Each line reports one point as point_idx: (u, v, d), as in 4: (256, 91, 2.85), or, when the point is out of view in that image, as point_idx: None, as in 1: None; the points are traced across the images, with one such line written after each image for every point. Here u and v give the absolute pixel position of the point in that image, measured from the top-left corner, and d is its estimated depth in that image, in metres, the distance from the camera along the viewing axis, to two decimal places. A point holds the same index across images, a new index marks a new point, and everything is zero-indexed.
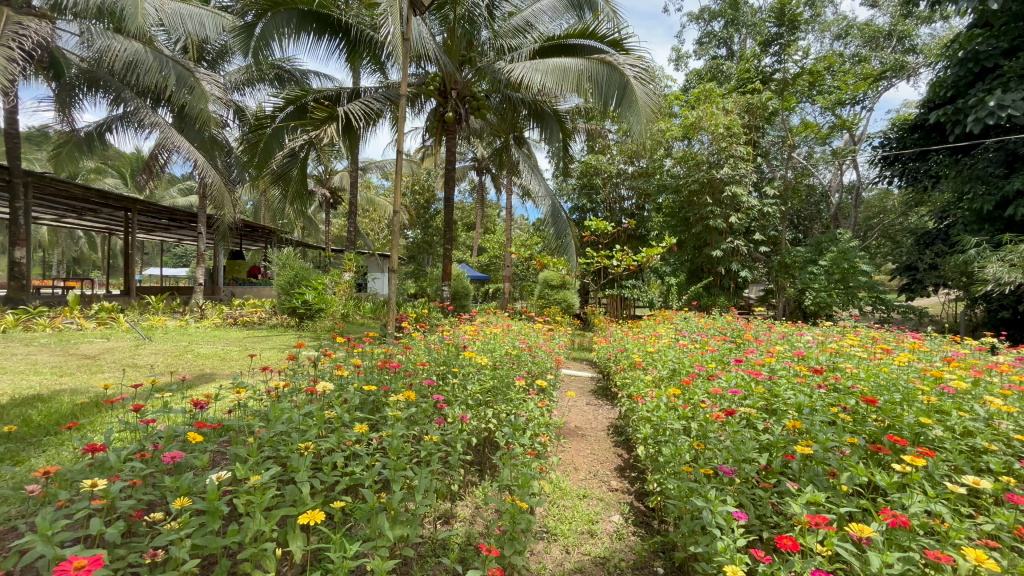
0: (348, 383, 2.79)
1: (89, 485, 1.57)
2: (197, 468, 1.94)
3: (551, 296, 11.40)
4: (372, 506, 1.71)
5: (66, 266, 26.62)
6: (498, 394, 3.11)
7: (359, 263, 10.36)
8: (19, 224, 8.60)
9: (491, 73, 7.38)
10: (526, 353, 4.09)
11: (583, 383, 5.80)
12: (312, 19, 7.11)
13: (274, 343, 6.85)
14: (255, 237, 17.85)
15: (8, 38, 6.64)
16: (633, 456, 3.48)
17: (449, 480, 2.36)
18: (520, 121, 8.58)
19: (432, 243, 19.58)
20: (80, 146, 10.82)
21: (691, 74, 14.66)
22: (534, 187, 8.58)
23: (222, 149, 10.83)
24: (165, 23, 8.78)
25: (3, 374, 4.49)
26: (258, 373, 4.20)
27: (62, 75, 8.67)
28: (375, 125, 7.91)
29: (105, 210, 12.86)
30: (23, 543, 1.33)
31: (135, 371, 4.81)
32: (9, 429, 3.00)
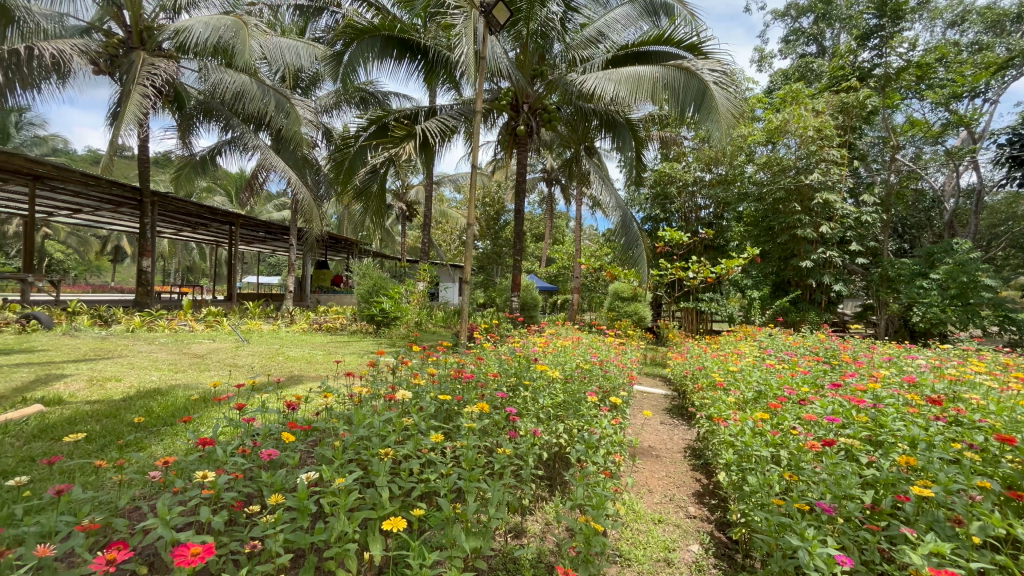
0: (423, 391, 2.88)
1: (201, 476, 1.74)
2: (289, 466, 2.09)
3: (621, 308, 11.12)
4: (447, 515, 1.74)
5: (180, 273, 30.18)
6: (570, 408, 3.07)
7: (432, 273, 10.75)
8: (146, 237, 9.84)
9: (562, 85, 7.41)
10: (597, 367, 4.00)
11: (656, 401, 5.57)
12: (393, 43, 7.54)
13: (354, 348, 7.26)
14: (339, 248, 19.16)
15: (143, 78, 7.67)
16: (713, 482, 3.28)
17: (520, 495, 2.34)
18: (591, 131, 8.53)
19: (502, 254, 19.93)
20: (195, 168, 12.23)
21: (776, 75, 13.83)
22: (604, 197, 8.46)
23: (312, 167, 11.74)
24: (268, 56, 9.73)
25: (131, 369, 5.15)
26: (340, 378, 4.47)
27: (184, 107, 9.86)
28: (450, 140, 8.20)
29: (214, 225, 14.42)
30: (149, 525, 1.50)
31: (236, 370, 5.31)
32: (135, 418, 3.41)
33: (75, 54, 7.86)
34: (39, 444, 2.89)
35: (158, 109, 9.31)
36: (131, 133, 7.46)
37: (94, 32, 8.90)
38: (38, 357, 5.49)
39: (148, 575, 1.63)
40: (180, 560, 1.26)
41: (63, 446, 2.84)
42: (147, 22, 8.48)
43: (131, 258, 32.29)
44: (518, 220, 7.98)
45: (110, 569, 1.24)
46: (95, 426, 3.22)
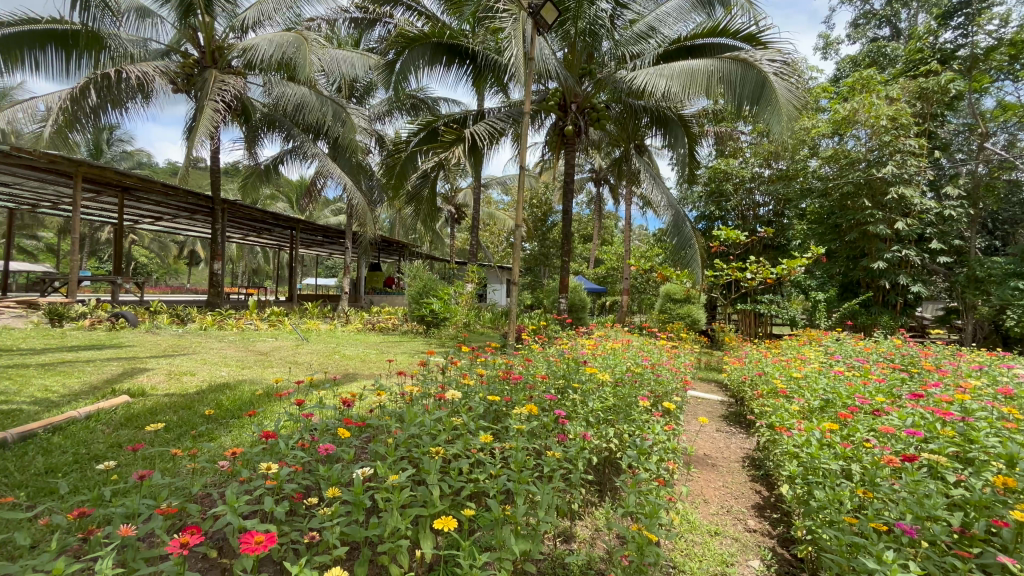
0: (472, 391, 2.90)
1: (265, 467, 1.83)
2: (345, 460, 2.16)
3: (674, 310, 10.77)
4: (497, 517, 1.74)
5: (247, 275, 32.21)
6: (620, 413, 2.99)
7: (480, 274, 10.86)
8: (217, 241, 10.56)
9: (611, 84, 7.31)
10: (648, 371, 3.88)
11: (711, 407, 5.33)
12: (443, 50, 7.70)
13: (406, 348, 7.45)
14: (391, 251, 19.77)
15: (215, 94, 8.24)
16: (775, 495, 3.10)
17: (570, 498, 2.31)
18: (641, 129, 8.33)
19: (550, 255, 19.85)
20: (260, 176, 13.01)
21: (843, 61, 12.95)
22: (655, 196, 8.23)
23: (366, 173, 12.19)
24: (326, 68, 10.21)
25: (205, 364, 5.54)
26: (393, 377, 4.61)
27: (251, 120, 10.53)
28: (497, 143, 8.27)
29: (277, 230, 15.29)
30: (218, 512, 1.59)
31: (297, 367, 5.59)
32: (206, 411, 3.66)
33: (157, 75, 8.56)
34: (126, 432, 3.16)
35: (228, 123, 9.98)
36: (205, 145, 8.03)
37: (173, 54, 9.66)
38: (125, 352, 6.01)
39: (219, 558, 1.74)
40: (245, 546, 1.32)
41: (146, 434, 3.09)
42: (218, 42, 9.12)
43: (204, 262, 34.81)
44: (566, 221, 7.88)
45: (184, 551, 1.31)
46: (173, 417, 3.48)
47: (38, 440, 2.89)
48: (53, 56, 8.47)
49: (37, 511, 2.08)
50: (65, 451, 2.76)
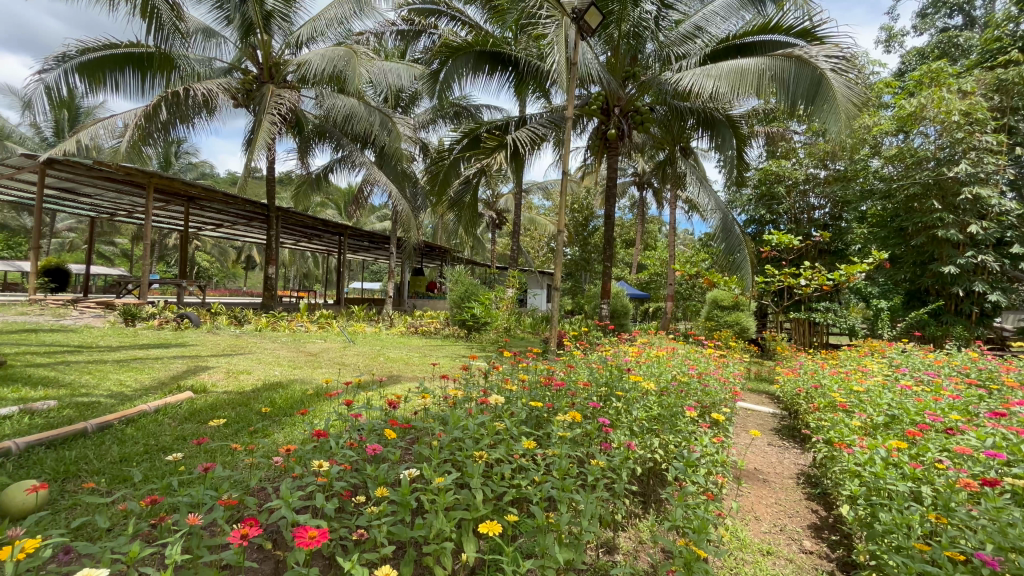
0: (515, 397, 2.91)
1: (316, 465, 1.90)
2: (390, 461, 2.21)
3: (721, 317, 10.41)
4: (541, 523, 1.73)
5: (298, 279, 33.76)
6: (666, 422, 2.90)
7: (521, 279, 10.91)
8: (272, 247, 11.11)
9: (656, 86, 7.18)
10: (695, 380, 3.76)
11: (762, 420, 5.10)
12: (485, 58, 7.83)
13: (448, 352, 7.56)
14: (434, 256, 20.17)
15: (272, 107, 8.72)
16: (834, 515, 2.92)
17: (613, 509, 2.26)
18: (687, 131, 8.14)
19: (591, 260, 19.67)
20: (312, 184, 13.62)
21: (908, 54, 12.18)
22: (702, 200, 7.99)
23: (411, 181, 12.51)
24: (374, 79, 10.58)
25: (260, 364, 5.85)
26: (436, 380, 4.70)
27: (304, 131, 11.06)
28: (539, 149, 8.29)
29: (326, 236, 15.92)
30: (274, 506, 1.66)
31: (344, 368, 5.81)
32: (261, 408, 3.85)
33: (220, 92, 9.15)
34: (189, 425, 3.37)
35: (283, 134, 10.53)
36: (262, 156, 8.50)
37: (234, 71, 10.27)
38: (189, 350, 6.43)
39: (273, 550, 1.82)
40: (300, 540, 1.38)
41: (208, 429, 3.28)
42: (275, 59, 9.64)
43: (259, 266, 36.76)
44: (608, 226, 7.76)
45: (244, 541, 1.38)
46: (231, 413, 3.69)
47: (114, 431, 3.13)
48: (129, 77, 9.19)
49: (113, 497, 2.25)
50: (136, 442, 2.97)
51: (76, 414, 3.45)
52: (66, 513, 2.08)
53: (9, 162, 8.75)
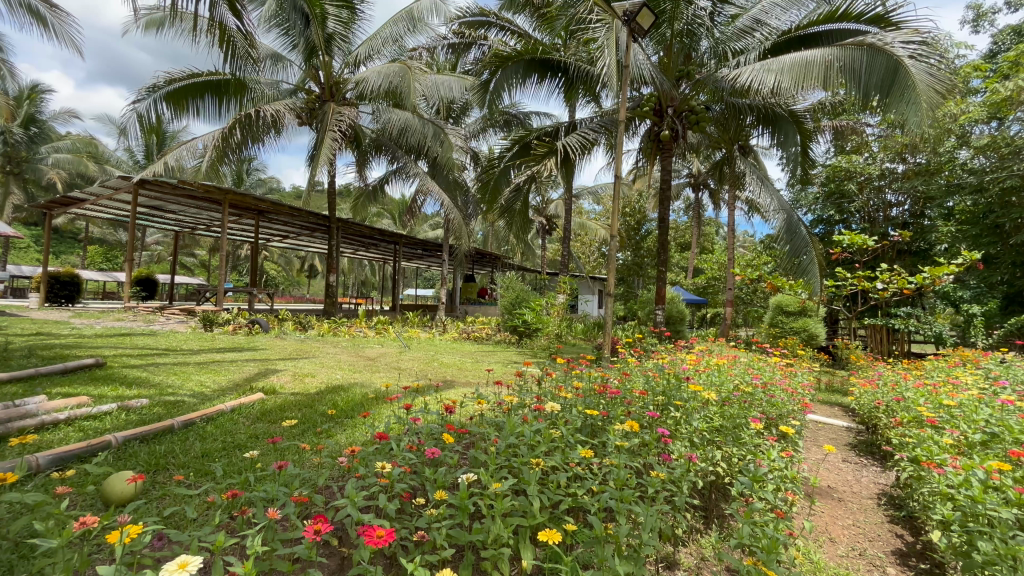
0: (569, 404, 2.89)
1: (379, 467, 1.97)
2: (448, 465, 2.26)
3: (786, 324, 9.86)
4: (598, 534, 1.70)
5: (356, 286, 35.28)
6: (728, 434, 2.78)
7: (572, 285, 10.85)
8: (333, 256, 11.66)
9: (712, 84, 6.96)
10: (760, 391, 3.58)
11: (835, 434, 4.76)
12: (535, 66, 7.88)
13: (499, 358, 7.63)
14: (485, 263, 20.45)
15: (333, 124, 9.22)
16: (923, 542, 2.66)
17: (674, 523, 2.17)
18: (746, 129, 7.82)
19: (644, 265, 19.21)
20: (370, 196, 14.22)
21: (1001, 33, 11.04)
22: (763, 200, 7.59)
23: (462, 189, 12.79)
24: (427, 92, 10.93)
25: (324, 368, 6.16)
26: (490, 386, 4.76)
27: (361, 145, 11.60)
28: (590, 153, 8.22)
29: (382, 245, 16.53)
30: (341, 504, 1.74)
31: (401, 373, 6.01)
32: (326, 410, 4.05)
33: (287, 112, 9.78)
34: (261, 425, 3.61)
35: (343, 149, 11.09)
36: (324, 170, 8.99)
37: (299, 91, 10.94)
38: (259, 354, 6.88)
39: (338, 546, 1.90)
40: (368, 537, 1.44)
41: (278, 428, 3.49)
42: (336, 78, 10.20)
43: (321, 275, 38.75)
44: (663, 229, 7.53)
45: (317, 536, 1.46)
46: (298, 414, 3.91)
47: (197, 428, 3.41)
48: (209, 102, 10.01)
49: (196, 490, 2.44)
50: (215, 439, 3.21)
51: (164, 411, 3.78)
52: (158, 502, 2.27)
53: (109, 184, 9.79)
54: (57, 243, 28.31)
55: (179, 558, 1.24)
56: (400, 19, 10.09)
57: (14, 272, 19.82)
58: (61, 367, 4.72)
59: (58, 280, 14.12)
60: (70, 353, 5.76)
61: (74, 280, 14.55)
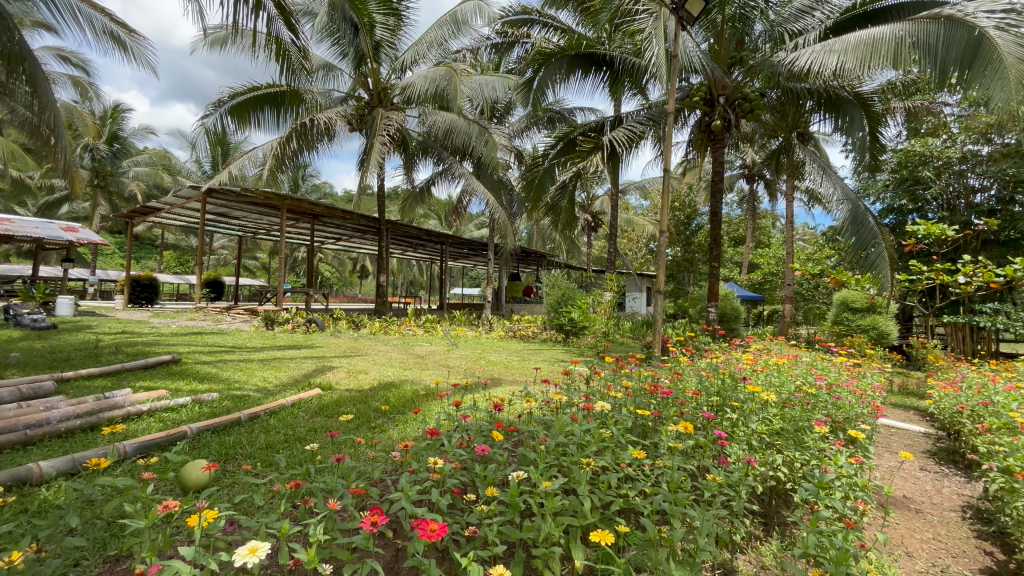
0: (618, 404, 2.84)
1: (431, 462, 2.01)
2: (497, 463, 2.28)
3: (853, 321, 9.26)
4: (651, 537, 1.66)
5: (405, 285, 36.28)
6: (789, 438, 2.64)
7: (619, 282, 10.67)
8: (383, 257, 12.03)
9: (767, 69, 6.64)
10: (824, 392, 3.38)
11: (910, 439, 4.42)
12: (579, 61, 7.77)
13: (546, 356, 7.62)
14: (530, 261, 20.47)
15: (382, 129, 9.53)
16: (1017, 561, 2.42)
17: (732, 529, 2.09)
18: (805, 115, 7.40)
19: (694, 260, 18.59)
20: (417, 197, 14.55)
21: None
22: (825, 189, 7.13)
23: (507, 188, 12.86)
24: (472, 93, 11.07)
25: (377, 365, 6.38)
26: (538, 384, 4.76)
27: (409, 148, 11.91)
28: (637, 147, 8.03)
29: (429, 245, 16.90)
30: (395, 497, 1.78)
31: (450, 370, 6.12)
32: (378, 406, 4.19)
33: (338, 119, 10.19)
34: (320, 419, 3.79)
35: (391, 153, 11.43)
36: (375, 173, 9.31)
37: (349, 99, 11.35)
38: (317, 352, 7.22)
39: (393, 538, 1.97)
40: (422, 530, 1.47)
41: (334, 423, 3.64)
42: (384, 84, 10.51)
43: (372, 275, 40.15)
44: (715, 223, 7.24)
45: (373, 528, 1.50)
46: (353, 409, 4.07)
47: (261, 421, 3.62)
48: (268, 113, 10.57)
49: (262, 479, 2.59)
50: (278, 431, 3.39)
51: (232, 404, 4.04)
52: (229, 489, 2.43)
53: (181, 194, 10.56)
54: (138, 249, 30.91)
55: (251, 544, 1.32)
56: (445, 23, 10.25)
57: (103, 276, 21.85)
58: (143, 362, 5.15)
59: (139, 283, 15.41)
60: (150, 350, 6.29)
61: (153, 283, 15.84)
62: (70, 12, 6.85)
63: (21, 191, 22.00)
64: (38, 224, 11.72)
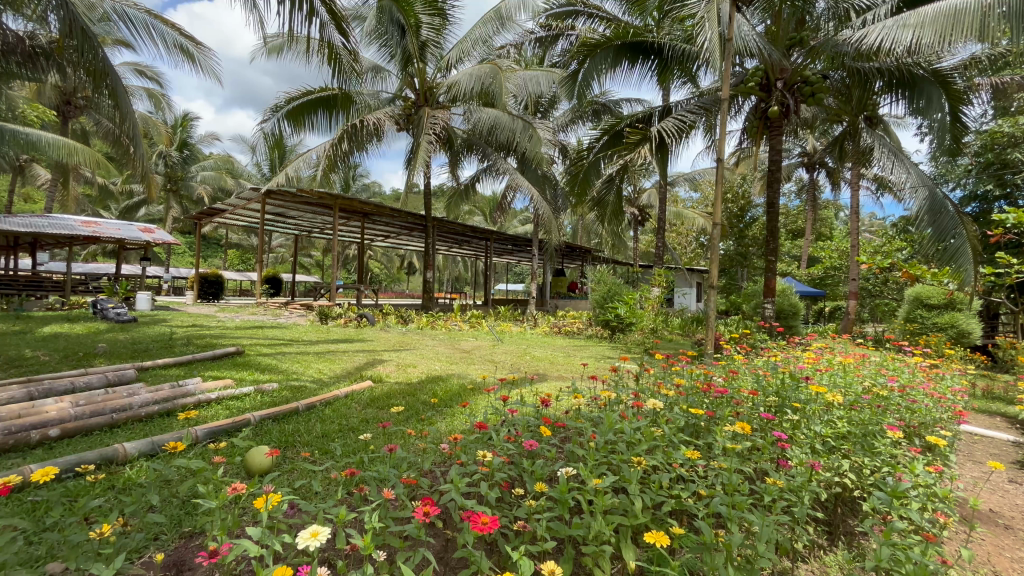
0: (669, 403, 2.75)
1: (480, 455, 2.03)
2: (545, 458, 2.27)
3: (927, 319, 8.56)
4: (706, 541, 1.59)
5: (451, 281, 36.89)
6: (857, 443, 2.46)
7: (668, 277, 10.37)
8: (429, 253, 12.26)
9: (831, 49, 6.26)
10: (898, 395, 3.14)
11: (997, 449, 4.02)
12: (626, 50, 7.56)
13: (592, 352, 7.53)
14: (575, 256, 20.27)
15: (429, 128, 9.71)
16: None
17: (794, 537, 1.97)
18: (873, 96, 6.89)
19: (748, 254, 17.78)
20: (463, 194, 14.72)
21: None
22: (897, 175, 6.59)
23: (551, 183, 12.77)
24: (516, 88, 11.07)
25: (425, 359, 6.53)
26: (584, 380, 4.72)
27: (454, 146, 12.08)
28: (687, 138, 7.74)
29: (474, 241, 17.06)
30: (446, 488, 1.81)
31: (496, 365, 6.17)
32: (427, 399, 4.28)
33: (387, 120, 10.48)
34: (372, 410, 3.92)
35: (437, 151, 11.64)
36: (421, 171, 9.50)
37: (397, 99, 11.60)
38: (368, 345, 7.47)
39: (444, 528, 2.01)
40: (474, 522, 1.48)
41: (386, 414, 3.76)
42: (429, 83, 10.68)
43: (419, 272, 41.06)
44: (772, 215, 6.87)
45: (426, 518, 1.53)
46: (403, 402, 4.18)
47: (317, 410, 3.79)
48: (321, 116, 11.02)
49: (320, 466, 2.70)
50: (333, 421, 3.54)
51: (291, 394, 4.26)
52: (289, 474, 2.56)
53: (243, 195, 11.19)
54: (206, 248, 33.15)
55: (312, 528, 1.38)
56: (490, 19, 10.27)
57: (175, 273, 23.61)
58: (211, 354, 5.52)
59: (207, 280, 16.51)
60: (218, 342, 6.74)
61: (219, 279, 16.95)
62: (146, 29, 7.42)
63: (106, 196, 24.10)
64: (120, 226, 12.82)
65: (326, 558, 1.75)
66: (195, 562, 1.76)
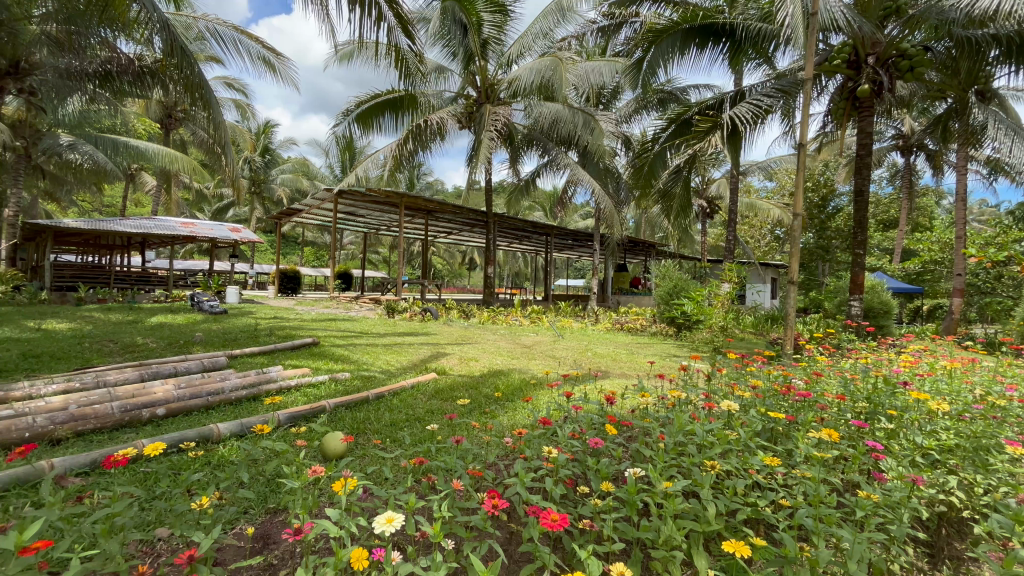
0: (744, 405, 2.59)
1: (545, 450, 2.02)
2: (610, 457, 2.22)
3: None
4: (789, 554, 1.48)
5: (512, 277, 37.22)
6: (967, 458, 2.18)
7: (739, 272, 9.83)
8: (491, 249, 12.40)
9: (935, 16, 5.59)
10: (1017, 405, 2.76)
11: None
12: (694, 34, 7.19)
13: (657, 350, 7.31)
14: (638, 252, 19.71)
15: (490, 125, 9.80)
16: None
17: (891, 557, 1.78)
18: (986, 67, 6.09)
19: (831, 248, 16.44)
20: (523, 189, 14.73)
21: None
22: (1016, 157, 5.79)
23: (614, 176, 12.47)
24: (578, 80, 10.89)
25: (487, 353, 6.64)
26: (650, 378, 4.57)
27: (515, 142, 12.12)
28: (762, 124, 7.24)
29: (534, 236, 17.06)
30: (511, 482, 1.82)
31: (557, 361, 6.15)
32: (490, 392, 4.34)
33: (449, 118, 10.69)
34: (436, 401, 4.03)
35: (498, 147, 11.73)
36: (483, 168, 9.61)
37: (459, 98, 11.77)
38: (432, 339, 7.71)
39: (508, 521, 2.02)
40: (542, 518, 1.48)
41: (450, 406, 3.85)
42: (491, 80, 10.76)
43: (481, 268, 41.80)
44: (860, 203, 6.28)
45: (493, 510, 1.56)
46: (467, 394, 4.26)
47: (385, 400, 3.96)
48: (388, 118, 11.46)
49: (389, 453, 2.82)
50: (401, 411, 3.68)
51: (362, 384, 4.48)
52: (361, 460, 2.69)
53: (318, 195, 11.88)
54: (285, 246, 35.70)
55: (387, 514, 1.43)
56: (550, 12, 10.19)
57: (259, 270, 25.61)
58: (291, 344, 5.93)
59: (286, 276, 17.77)
60: (297, 333, 7.24)
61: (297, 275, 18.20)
62: (234, 44, 8.05)
63: (201, 200, 26.63)
64: (213, 226, 14.09)
65: (397, 543, 1.81)
66: (279, 536, 1.89)
